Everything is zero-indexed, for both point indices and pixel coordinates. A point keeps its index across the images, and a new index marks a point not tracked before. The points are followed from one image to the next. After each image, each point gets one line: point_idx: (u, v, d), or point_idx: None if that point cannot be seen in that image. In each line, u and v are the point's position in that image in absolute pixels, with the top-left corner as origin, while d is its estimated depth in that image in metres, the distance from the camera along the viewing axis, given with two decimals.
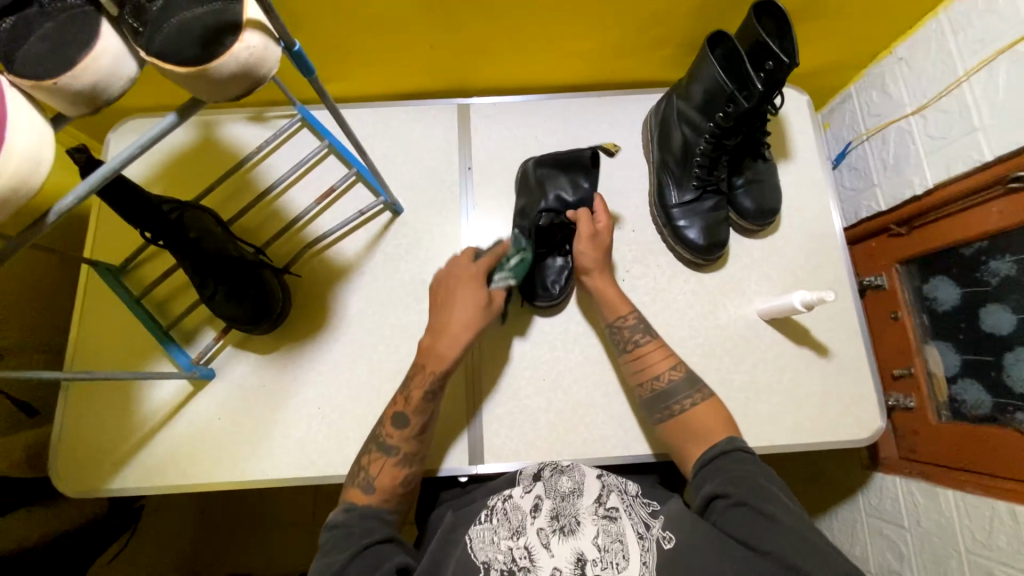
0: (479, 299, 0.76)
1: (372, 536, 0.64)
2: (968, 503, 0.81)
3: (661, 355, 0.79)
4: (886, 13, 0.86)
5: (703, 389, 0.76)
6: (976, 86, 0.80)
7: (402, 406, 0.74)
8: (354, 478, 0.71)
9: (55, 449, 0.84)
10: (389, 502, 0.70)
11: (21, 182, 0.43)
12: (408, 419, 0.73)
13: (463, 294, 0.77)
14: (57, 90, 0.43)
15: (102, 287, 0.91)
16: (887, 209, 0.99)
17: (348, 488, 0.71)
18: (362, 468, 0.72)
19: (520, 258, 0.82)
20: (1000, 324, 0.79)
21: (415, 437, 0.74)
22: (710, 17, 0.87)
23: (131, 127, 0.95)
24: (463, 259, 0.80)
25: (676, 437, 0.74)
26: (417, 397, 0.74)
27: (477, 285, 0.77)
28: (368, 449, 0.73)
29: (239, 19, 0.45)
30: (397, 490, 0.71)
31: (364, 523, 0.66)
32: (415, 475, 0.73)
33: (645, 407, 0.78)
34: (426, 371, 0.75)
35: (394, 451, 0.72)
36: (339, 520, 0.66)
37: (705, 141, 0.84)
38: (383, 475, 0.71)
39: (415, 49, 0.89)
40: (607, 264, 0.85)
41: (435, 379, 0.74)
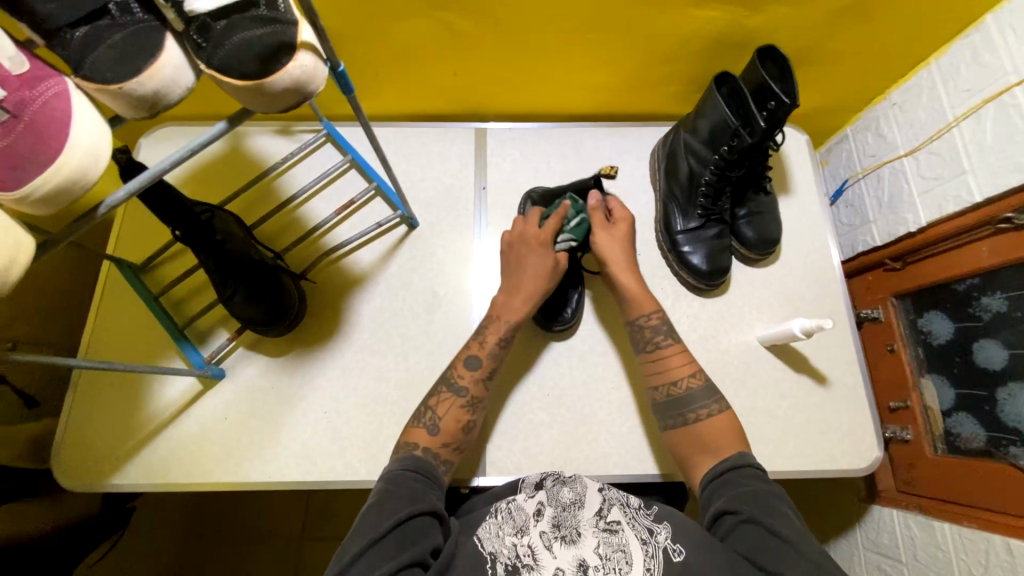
0: (548, 257, 0.85)
1: (418, 505, 0.64)
2: (964, 537, 0.81)
3: (682, 361, 0.81)
4: (880, 62, 0.93)
5: (720, 401, 0.77)
6: (966, 131, 0.85)
7: (476, 350, 0.81)
8: (421, 418, 0.76)
9: (60, 442, 0.85)
10: (447, 446, 0.75)
11: (79, 177, 0.47)
12: (480, 362, 0.81)
13: (534, 252, 0.85)
14: (122, 94, 0.47)
15: (121, 284, 0.93)
16: (882, 244, 1.03)
17: (412, 428, 0.76)
18: (429, 408, 0.77)
19: (580, 219, 0.88)
20: (992, 359, 0.82)
21: (483, 380, 0.80)
22: (715, 58, 0.93)
23: (163, 134, 0.99)
24: (532, 223, 0.88)
25: (687, 448, 0.75)
26: (490, 343, 0.82)
27: (546, 248, 0.85)
28: (438, 391, 0.79)
29: (295, 41, 0.50)
30: (456, 436, 0.76)
31: (412, 488, 0.66)
32: (474, 423, 0.78)
33: (659, 411, 0.80)
34: (501, 321, 0.83)
35: (463, 393, 0.78)
36: (391, 476, 0.68)
37: (709, 171, 0.89)
38: (448, 417, 0.76)
39: (438, 74, 0.94)
40: (629, 259, 0.87)
41: (508, 327, 0.82)
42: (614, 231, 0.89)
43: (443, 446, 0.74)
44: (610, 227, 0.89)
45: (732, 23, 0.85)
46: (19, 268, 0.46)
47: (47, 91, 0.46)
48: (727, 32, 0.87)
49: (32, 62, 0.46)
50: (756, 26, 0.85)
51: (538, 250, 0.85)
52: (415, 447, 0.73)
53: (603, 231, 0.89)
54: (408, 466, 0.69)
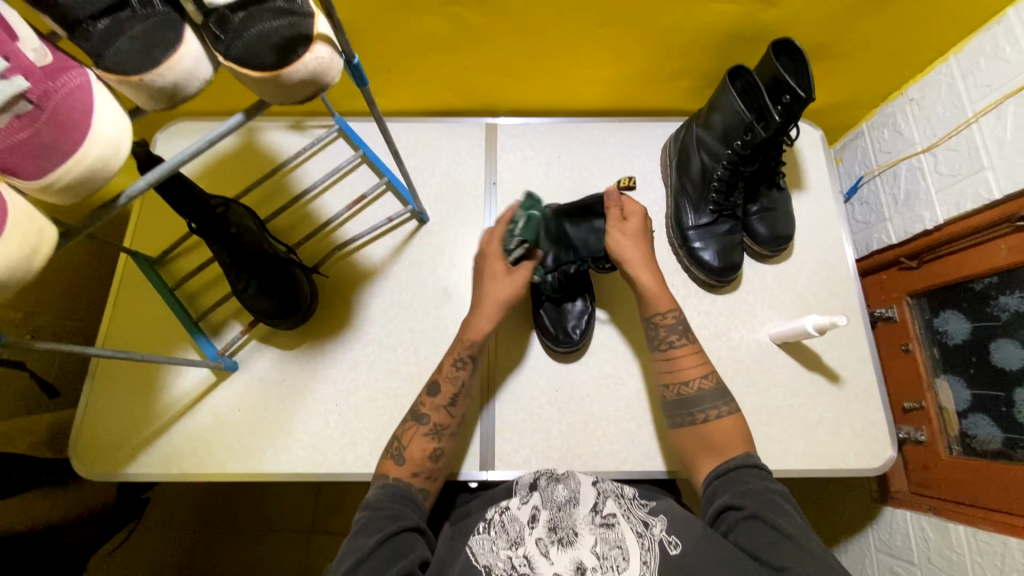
0: (501, 271, 0.83)
1: (400, 522, 0.65)
2: (980, 539, 0.80)
3: (694, 362, 0.80)
4: (897, 57, 0.91)
5: (731, 403, 0.77)
6: (986, 127, 0.83)
7: (436, 376, 0.81)
8: (389, 449, 0.76)
9: (77, 432, 0.86)
10: (418, 475, 0.74)
11: (98, 169, 0.47)
12: (440, 388, 0.80)
13: (488, 268, 0.84)
14: (143, 86, 0.48)
15: (136, 277, 0.95)
16: (897, 243, 1.01)
17: (384, 458, 0.76)
18: (397, 438, 0.77)
19: (526, 218, 0.81)
20: (1009, 360, 0.80)
21: (445, 407, 0.79)
22: (730, 52, 0.92)
23: (179, 129, 1.01)
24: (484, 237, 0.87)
25: (688, 445, 0.76)
26: (448, 367, 0.81)
27: (499, 263, 0.84)
28: (405, 421, 0.79)
29: (311, 33, 0.50)
30: (426, 464, 0.75)
31: (392, 508, 0.67)
32: (443, 450, 0.77)
33: (666, 409, 0.80)
34: (462, 343, 0.81)
35: (425, 419, 0.78)
36: (370, 502, 0.69)
37: (723, 167, 0.88)
38: (413, 447, 0.76)
39: (449, 69, 0.94)
40: (645, 254, 0.84)
41: (467, 348, 0.81)
42: (626, 229, 0.84)
43: (413, 475, 0.74)
44: (623, 224, 0.84)
45: (746, 17, 0.84)
46: (42, 258, 0.47)
47: (69, 82, 0.46)
48: (741, 27, 0.86)
49: (55, 54, 0.47)
50: (772, 20, 0.84)
51: (494, 261, 0.84)
52: (387, 477, 0.73)
53: (614, 230, 0.84)
54: (385, 492, 0.70)
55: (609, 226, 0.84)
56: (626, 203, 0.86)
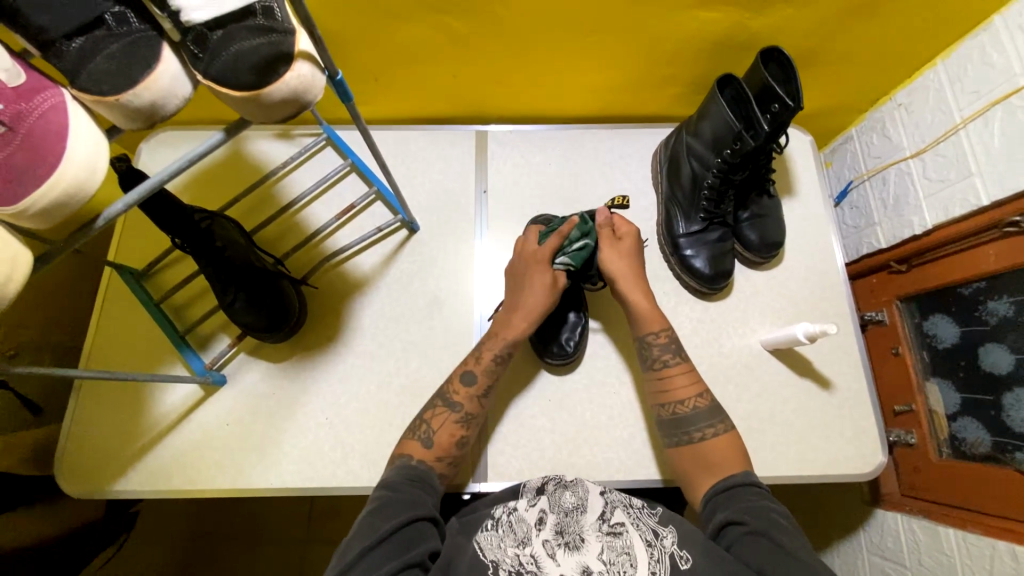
0: (547, 278, 0.82)
1: (417, 510, 0.65)
2: (970, 542, 0.81)
3: (687, 381, 0.80)
4: (886, 63, 0.91)
5: (725, 420, 0.77)
6: (973, 133, 0.84)
7: (472, 365, 0.80)
8: (416, 431, 0.76)
9: (62, 449, 0.85)
10: (441, 460, 0.74)
11: (77, 189, 0.46)
12: (475, 379, 0.79)
13: (534, 274, 0.83)
14: (119, 106, 0.47)
15: (121, 290, 0.93)
16: (887, 246, 1.02)
17: (408, 439, 0.76)
18: (425, 421, 0.77)
19: (583, 243, 0.83)
20: (999, 364, 0.81)
21: (478, 397, 0.79)
22: (719, 59, 0.91)
23: (162, 140, 0.99)
24: (530, 244, 0.86)
25: (687, 466, 0.75)
26: (487, 359, 0.80)
27: (545, 266, 0.83)
28: (433, 404, 0.78)
29: (292, 50, 0.49)
30: (450, 451, 0.75)
31: (409, 493, 0.67)
32: (468, 439, 0.77)
33: (663, 428, 0.80)
34: (499, 338, 0.82)
35: (458, 408, 0.77)
36: (388, 483, 0.68)
37: (713, 174, 0.88)
38: (442, 432, 0.76)
39: (438, 77, 0.93)
40: (635, 271, 0.85)
41: (507, 344, 0.81)
42: (619, 247, 0.85)
43: (437, 460, 0.74)
44: (616, 242, 0.86)
45: (735, 25, 0.83)
46: (16, 284, 0.46)
47: (43, 103, 0.45)
48: (730, 34, 0.85)
49: (29, 73, 0.46)
50: (760, 27, 0.84)
51: (540, 267, 0.83)
52: (410, 458, 0.73)
53: (610, 249, 0.85)
54: (405, 475, 0.70)
55: (597, 244, 0.85)
56: (619, 223, 0.87)
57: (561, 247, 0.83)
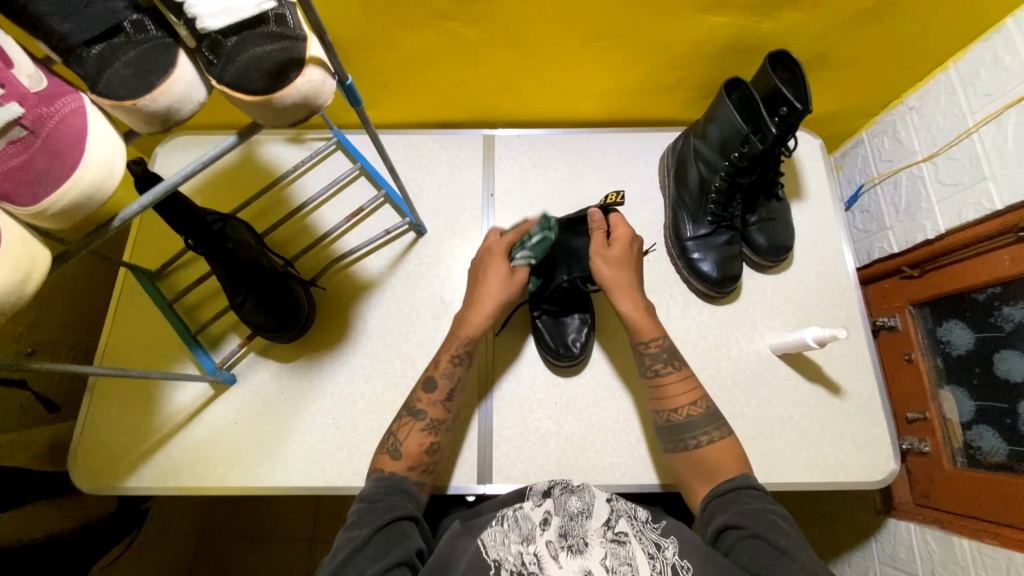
0: (502, 273, 0.83)
1: (395, 512, 0.65)
2: (985, 553, 0.79)
3: (684, 388, 0.80)
4: (897, 66, 0.91)
5: (721, 427, 0.76)
6: (987, 136, 0.82)
7: (432, 371, 0.81)
8: (386, 444, 0.76)
9: (77, 445, 0.87)
10: (414, 469, 0.74)
11: (95, 190, 0.48)
12: (436, 383, 0.80)
13: (490, 269, 0.84)
14: (137, 110, 0.48)
15: (136, 290, 0.96)
16: (899, 251, 1.00)
17: (380, 454, 0.76)
18: (393, 433, 0.77)
19: (542, 237, 0.81)
20: (1014, 371, 0.79)
21: (441, 402, 0.79)
22: (727, 63, 0.91)
23: (176, 144, 1.01)
24: (491, 237, 0.87)
25: (686, 473, 0.75)
26: (445, 362, 0.81)
27: (500, 262, 0.84)
28: (400, 416, 0.79)
29: (304, 56, 0.50)
30: (422, 458, 0.75)
31: (386, 500, 0.68)
32: (438, 445, 0.77)
33: (659, 435, 0.80)
34: (456, 337, 0.82)
35: (422, 415, 0.78)
36: (366, 495, 0.69)
37: (720, 178, 0.87)
38: (410, 441, 0.76)
39: (446, 82, 0.95)
40: (628, 279, 0.84)
41: (463, 344, 0.82)
42: (609, 254, 0.85)
43: (410, 469, 0.74)
44: (606, 249, 0.85)
45: (743, 29, 0.83)
46: (34, 283, 0.47)
47: (63, 107, 0.47)
48: (738, 38, 0.85)
49: (50, 79, 0.48)
50: (769, 31, 0.84)
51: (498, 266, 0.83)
52: (382, 471, 0.73)
53: (597, 257, 0.85)
54: (381, 487, 0.70)
55: (593, 251, 0.85)
56: (616, 227, 0.86)
57: (519, 242, 0.84)
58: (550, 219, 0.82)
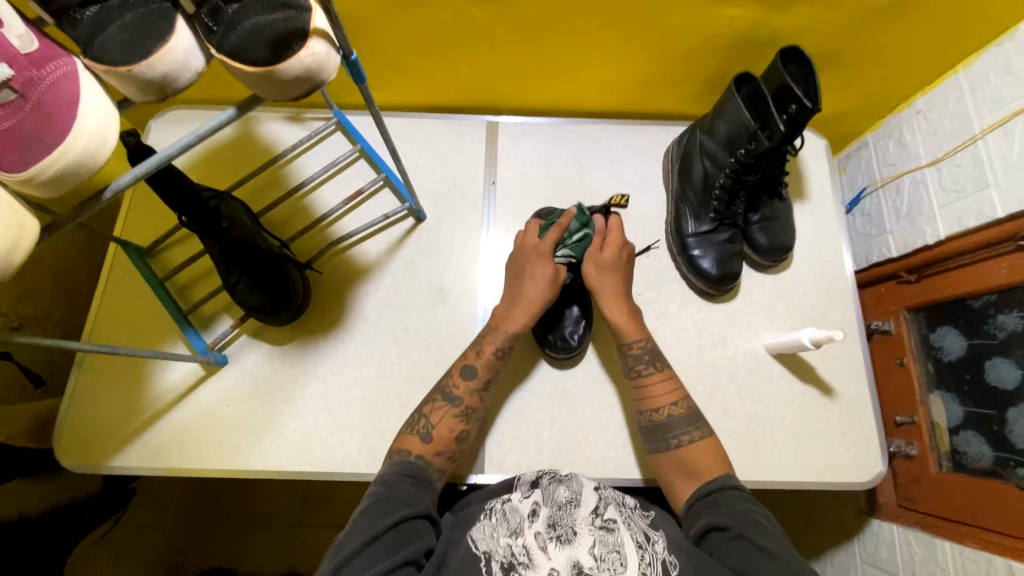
0: (549, 272, 0.82)
1: (413, 507, 0.65)
2: (966, 556, 0.80)
3: (666, 388, 0.80)
4: (906, 69, 0.90)
5: (703, 427, 0.76)
6: (992, 143, 0.82)
7: (472, 359, 0.80)
8: (415, 426, 0.76)
9: (62, 422, 0.85)
10: (441, 455, 0.74)
11: (86, 160, 0.46)
12: (475, 372, 0.79)
13: (535, 266, 0.83)
14: (131, 78, 0.46)
15: (126, 266, 0.93)
16: (897, 256, 1.01)
17: (406, 434, 0.75)
18: (424, 415, 0.76)
19: (582, 233, 0.85)
20: (1005, 378, 0.80)
21: (478, 391, 0.79)
22: (737, 58, 0.90)
23: (172, 118, 0.99)
24: (530, 234, 0.86)
25: (668, 471, 0.75)
26: (488, 353, 0.80)
27: (544, 259, 0.83)
28: (432, 399, 0.78)
29: (308, 27, 0.49)
30: (450, 445, 0.75)
31: (407, 491, 0.67)
32: (468, 433, 0.77)
33: (642, 435, 0.80)
34: (499, 331, 0.81)
35: (457, 402, 0.77)
36: (385, 479, 0.68)
37: (725, 175, 0.87)
38: (442, 426, 0.75)
39: (452, 65, 0.93)
40: (616, 285, 0.84)
41: (506, 339, 0.81)
42: (600, 259, 0.85)
43: (437, 454, 0.74)
44: (598, 254, 0.85)
45: (757, 23, 0.82)
46: (22, 253, 0.46)
47: (55, 71, 0.45)
48: (750, 32, 0.84)
49: (42, 41, 0.46)
50: (782, 26, 0.83)
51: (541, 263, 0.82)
52: (408, 454, 0.73)
53: (588, 260, 0.85)
54: (403, 471, 0.70)
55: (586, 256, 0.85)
56: (609, 233, 0.87)
57: (561, 240, 0.85)
58: (586, 213, 0.87)
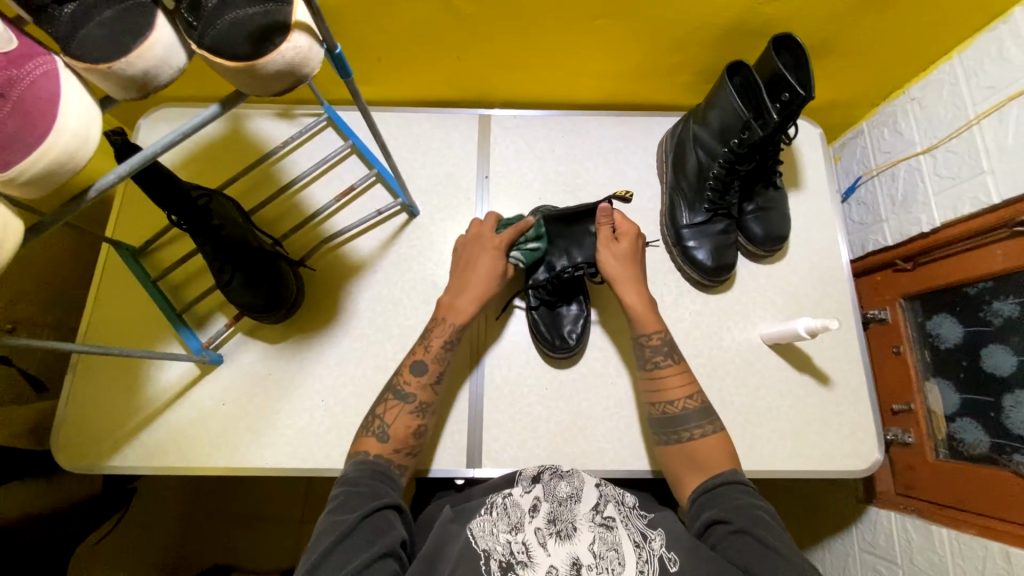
0: (496, 268, 0.84)
1: (381, 500, 0.64)
2: (963, 542, 0.81)
3: (680, 381, 0.80)
4: (901, 54, 0.89)
5: (715, 422, 0.76)
6: (987, 130, 0.82)
7: (421, 355, 0.80)
8: (370, 427, 0.75)
9: (59, 423, 0.85)
10: (399, 452, 0.74)
11: (67, 160, 0.45)
12: (426, 367, 0.79)
13: (482, 258, 0.84)
14: (111, 75, 0.45)
15: (119, 266, 0.93)
16: (893, 244, 1.00)
17: (363, 436, 0.75)
18: (378, 416, 0.76)
19: (536, 243, 0.87)
20: (1001, 365, 0.79)
21: (430, 385, 0.79)
22: (730, 46, 0.89)
23: (161, 116, 0.98)
24: (484, 229, 0.88)
25: (675, 463, 0.75)
26: (436, 347, 0.81)
27: (497, 254, 0.84)
28: (384, 398, 0.78)
29: (289, 20, 0.48)
30: (408, 441, 0.75)
31: (371, 486, 0.66)
32: (425, 427, 0.77)
33: (653, 427, 0.80)
34: (447, 323, 0.82)
35: (410, 398, 0.77)
36: (348, 478, 0.68)
37: (718, 165, 0.86)
38: (397, 424, 0.75)
39: (442, 58, 0.92)
40: (630, 272, 0.84)
41: (455, 330, 0.81)
42: (616, 249, 0.84)
43: (394, 452, 0.74)
44: (614, 242, 0.85)
45: (748, 10, 0.81)
46: (6, 253, 0.45)
47: (35, 69, 0.44)
48: (742, 20, 0.83)
49: (21, 39, 0.45)
50: (775, 13, 0.82)
51: (492, 253, 0.84)
52: (366, 455, 0.72)
53: (605, 249, 0.85)
54: (364, 470, 0.69)
55: (601, 244, 0.85)
56: (619, 222, 0.86)
57: (516, 241, 0.87)
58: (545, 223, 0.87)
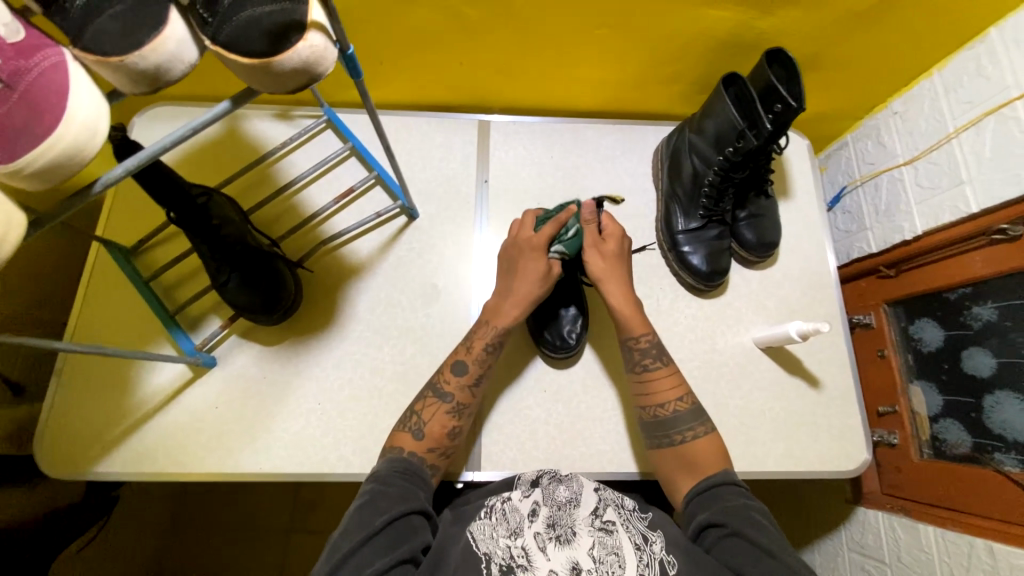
0: (540, 266, 0.83)
1: (408, 503, 0.64)
2: (948, 539, 0.83)
3: (670, 384, 0.81)
4: (884, 70, 0.93)
5: (706, 423, 0.78)
6: (965, 143, 0.86)
7: (463, 356, 0.81)
8: (406, 422, 0.75)
9: (43, 427, 0.82)
10: (433, 451, 0.74)
11: (77, 153, 0.45)
12: (466, 368, 0.80)
13: (525, 263, 0.83)
14: (123, 68, 0.45)
15: (110, 266, 0.91)
16: (877, 252, 1.04)
17: (398, 432, 0.75)
18: (416, 413, 0.76)
19: (577, 232, 0.83)
20: (980, 367, 0.83)
21: (469, 387, 0.79)
22: (724, 58, 0.93)
23: (157, 113, 0.96)
24: (523, 228, 0.87)
25: (667, 465, 0.76)
26: (477, 349, 0.81)
27: (538, 255, 0.83)
28: (423, 395, 0.78)
29: (306, 19, 0.49)
30: (443, 441, 0.75)
31: (401, 487, 0.66)
32: (461, 429, 0.77)
33: (644, 430, 0.81)
34: (490, 325, 0.82)
35: (449, 398, 0.77)
36: (381, 475, 0.67)
37: (713, 172, 0.89)
38: (433, 423, 0.75)
39: (443, 63, 0.93)
40: (618, 272, 0.85)
41: (498, 333, 0.82)
42: (603, 249, 0.85)
43: (429, 451, 0.73)
44: (600, 243, 0.86)
45: (742, 24, 0.84)
46: (9, 246, 0.44)
47: (43, 61, 0.44)
48: (736, 33, 0.86)
49: (28, 31, 0.44)
50: (767, 28, 0.85)
51: (534, 255, 0.83)
52: (401, 451, 0.72)
53: (593, 249, 0.85)
54: (396, 467, 0.69)
55: (587, 245, 0.85)
56: (606, 223, 0.87)
57: (558, 235, 0.83)
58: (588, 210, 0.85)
